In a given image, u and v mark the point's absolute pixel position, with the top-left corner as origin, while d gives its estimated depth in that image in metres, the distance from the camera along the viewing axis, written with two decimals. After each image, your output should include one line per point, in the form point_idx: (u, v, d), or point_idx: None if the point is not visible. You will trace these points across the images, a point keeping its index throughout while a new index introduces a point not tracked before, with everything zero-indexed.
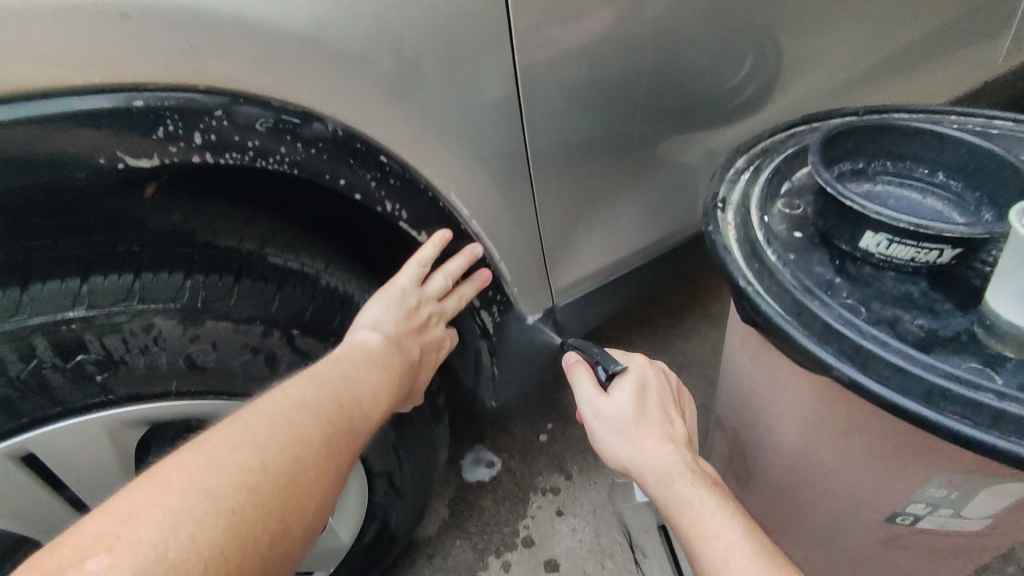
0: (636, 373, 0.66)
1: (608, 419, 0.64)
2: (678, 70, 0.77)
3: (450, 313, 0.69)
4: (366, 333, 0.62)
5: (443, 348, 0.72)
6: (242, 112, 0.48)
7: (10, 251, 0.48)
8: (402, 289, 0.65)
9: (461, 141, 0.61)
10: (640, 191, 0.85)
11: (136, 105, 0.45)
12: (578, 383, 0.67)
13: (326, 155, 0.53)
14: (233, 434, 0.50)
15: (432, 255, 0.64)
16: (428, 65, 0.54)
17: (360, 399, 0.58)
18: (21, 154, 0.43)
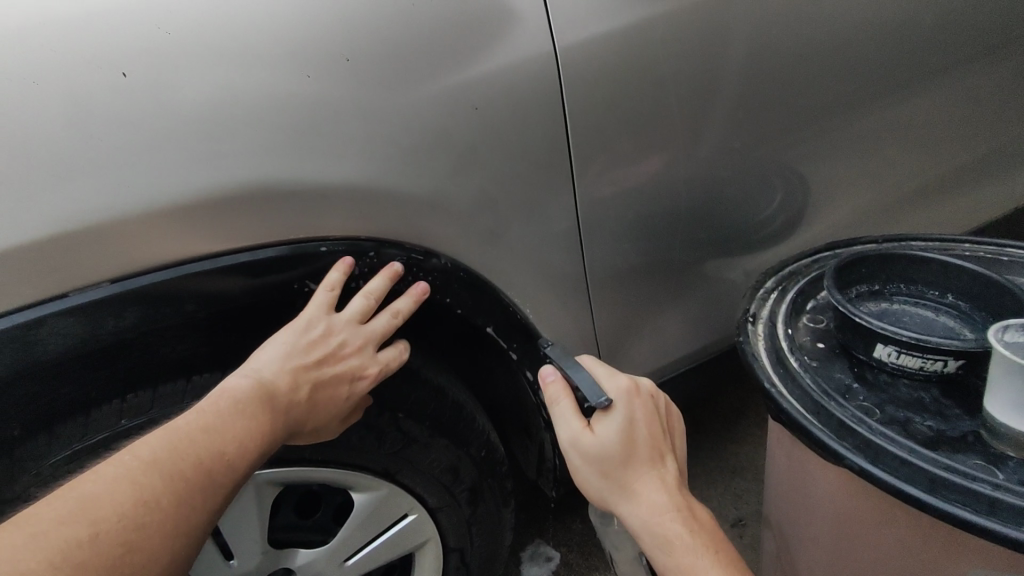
0: (622, 409, 0.69)
1: (593, 457, 0.69)
2: (713, 208, 0.93)
3: (362, 341, 0.65)
4: (242, 377, 0.60)
5: (355, 383, 0.66)
6: (386, 253, 0.66)
7: (219, 344, 0.64)
8: (309, 318, 0.64)
9: (535, 266, 0.78)
10: (684, 305, 0.99)
11: (323, 250, 0.63)
12: (563, 415, 0.71)
13: (439, 281, 0.70)
14: (72, 503, 0.49)
15: (339, 280, 0.63)
16: (514, 212, 0.73)
17: (226, 449, 0.56)
18: (246, 284, 0.61)
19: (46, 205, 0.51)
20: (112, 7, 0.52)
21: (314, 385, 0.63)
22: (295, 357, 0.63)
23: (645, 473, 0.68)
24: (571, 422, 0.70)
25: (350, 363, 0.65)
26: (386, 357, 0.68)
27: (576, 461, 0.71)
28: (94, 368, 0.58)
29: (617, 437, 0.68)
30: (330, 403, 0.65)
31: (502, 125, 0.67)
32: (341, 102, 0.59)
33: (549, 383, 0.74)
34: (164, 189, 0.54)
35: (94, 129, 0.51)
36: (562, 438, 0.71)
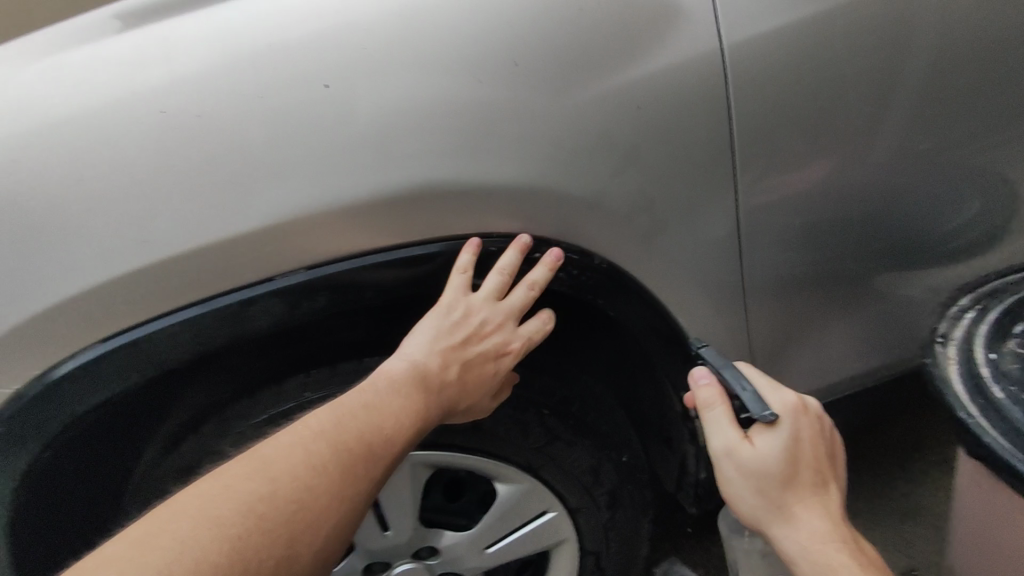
0: (787, 425, 0.66)
1: (751, 471, 0.66)
2: (893, 214, 0.84)
3: (502, 318, 0.67)
4: (398, 358, 0.66)
5: (501, 358, 0.69)
6: (543, 251, 0.68)
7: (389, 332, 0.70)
8: (450, 302, 0.66)
9: (690, 271, 0.76)
10: (852, 320, 0.90)
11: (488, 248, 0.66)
12: (716, 423, 0.68)
13: (591, 280, 0.71)
14: (248, 464, 0.57)
15: (510, 262, 0.65)
16: (672, 216, 0.71)
17: (382, 424, 0.61)
18: (418, 276, 0.65)
19: (265, 202, 0.58)
20: (325, 31, 0.59)
21: (463, 364, 0.68)
22: (443, 337, 0.67)
23: (805, 495, 0.66)
24: (727, 433, 0.66)
25: (494, 340, 0.68)
26: (528, 330, 0.70)
27: (729, 472, 0.68)
28: (289, 343, 0.66)
29: (780, 454, 0.65)
30: (481, 379, 0.69)
31: (664, 127, 0.67)
32: (512, 105, 0.61)
33: (700, 388, 0.70)
34: (355, 187, 0.59)
35: (303, 134, 0.58)
36: (714, 446, 0.68)
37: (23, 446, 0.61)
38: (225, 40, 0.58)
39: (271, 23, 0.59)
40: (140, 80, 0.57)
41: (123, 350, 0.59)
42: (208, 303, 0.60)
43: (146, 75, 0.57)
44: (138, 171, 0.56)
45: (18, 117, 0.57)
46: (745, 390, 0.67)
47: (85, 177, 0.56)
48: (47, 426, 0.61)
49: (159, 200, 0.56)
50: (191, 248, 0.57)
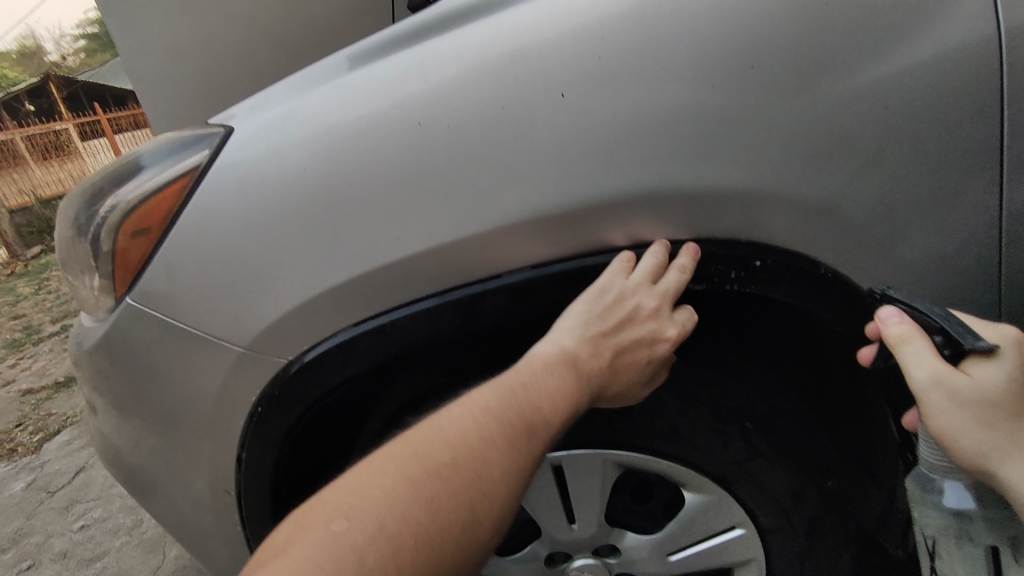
0: (1008, 356, 0.54)
1: (971, 402, 0.53)
2: None
3: (658, 303, 0.63)
4: (549, 342, 0.65)
5: (654, 345, 0.66)
6: (765, 258, 0.65)
7: None
8: (603, 284, 0.64)
9: (935, 289, 0.66)
10: None
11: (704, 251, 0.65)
12: (917, 356, 0.56)
13: (815, 291, 0.66)
14: (427, 434, 0.57)
15: (661, 254, 0.64)
16: (916, 225, 0.64)
17: (541, 405, 0.60)
18: None
19: (501, 204, 0.63)
20: (562, 42, 0.62)
21: (613, 351, 0.66)
22: (593, 322, 0.65)
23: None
24: (935, 364, 0.55)
25: (646, 327, 0.65)
26: (682, 318, 0.66)
27: (944, 408, 0.54)
28: (508, 335, 0.72)
29: (1004, 386, 0.53)
30: (629, 365, 0.67)
31: (914, 127, 0.60)
32: (744, 108, 0.60)
33: (889, 325, 0.58)
34: (582, 191, 0.62)
35: (540, 142, 0.62)
36: (917, 380, 0.55)
37: (287, 409, 0.72)
38: (473, 56, 0.64)
39: (512, 38, 0.64)
40: (402, 98, 0.65)
41: (372, 332, 0.69)
42: (444, 296, 0.67)
43: (408, 90, 0.65)
44: (400, 176, 0.64)
45: (306, 132, 0.67)
46: (945, 320, 0.56)
47: (356, 182, 0.65)
48: (306, 393, 0.72)
49: (414, 203, 0.64)
50: (439, 244, 0.64)
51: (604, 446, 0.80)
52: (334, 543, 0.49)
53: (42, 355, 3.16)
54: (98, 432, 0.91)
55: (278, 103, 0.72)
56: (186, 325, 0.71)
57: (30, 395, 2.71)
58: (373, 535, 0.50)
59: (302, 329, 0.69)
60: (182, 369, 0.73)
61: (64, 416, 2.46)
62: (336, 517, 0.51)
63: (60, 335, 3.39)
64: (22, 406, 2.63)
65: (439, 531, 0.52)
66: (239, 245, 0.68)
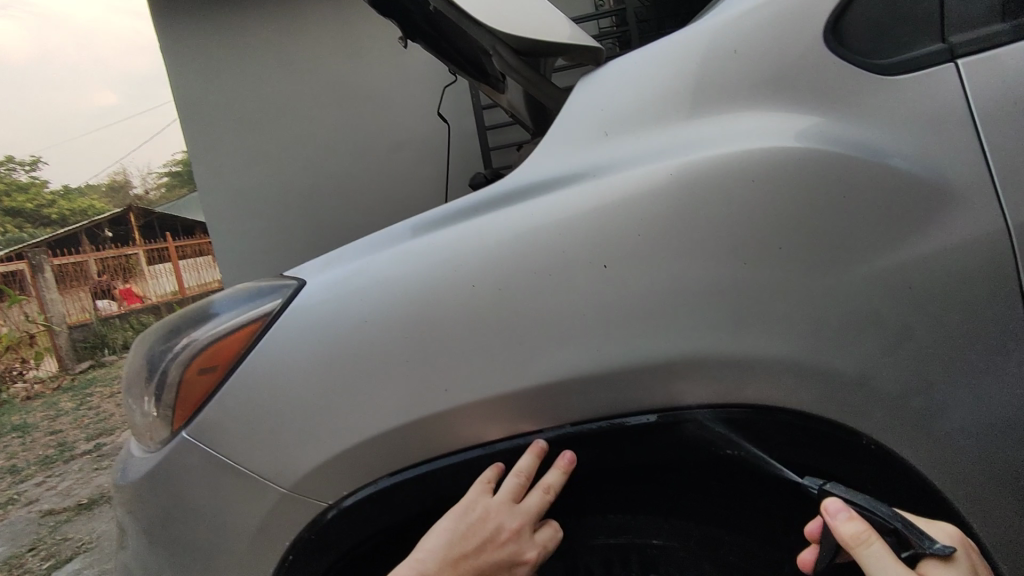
0: (960, 559, 0.51)
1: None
2: None
3: (519, 523, 0.67)
4: (411, 563, 0.66)
5: (514, 568, 0.68)
6: (814, 427, 0.67)
7: (638, 494, 0.75)
8: (467, 504, 0.68)
9: (984, 467, 0.66)
10: None
11: (744, 417, 0.67)
12: (881, 562, 0.50)
13: (860, 462, 0.68)
14: None
15: (527, 467, 0.68)
16: (955, 400, 0.65)
17: None
18: (677, 440, 0.69)
19: (544, 364, 0.67)
20: (605, 222, 0.69)
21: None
22: (456, 544, 0.66)
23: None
24: (904, 572, 0.49)
25: (507, 550, 0.67)
26: (542, 537, 0.69)
27: None
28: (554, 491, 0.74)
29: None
30: None
31: (941, 308, 0.64)
32: (771, 286, 0.65)
33: (841, 522, 0.53)
34: (621, 354, 0.66)
35: (583, 308, 0.67)
36: None
37: (324, 554, 0.74)
38: (524, 231, 0.71)
39: (559, 216, 0.70)
40: (457, 265, 0.71)
41: (413, 480, 0.71)
42: (488, 446, 0.71)
43: (463, 258, 0.71)
44: (451, 335, 0.69)
45: (366, 291, 0.73)
46: (898, 522, 0.54)
47: (411, 338, 0.70)
48: (344, 539, 0.73)
49: (462, 360, 0.68)
50: (483, 399, 0.68)
51: None
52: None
53: (69, 474, 3.16)
54: (123, 566, 0.90)
55: (346, 262, 0.80)
56: (231, 465, 0.73)
57: (49, 518, 2.67)
58: None
59: (342, 475, 0.71)
60: (223, 510, 0.74)
61: (79, 542, 2.41)
62: None
63: (91, 454, 3.42)
64: (39, 529, 2.59)
65: None
66: (295, 388, 0.72)
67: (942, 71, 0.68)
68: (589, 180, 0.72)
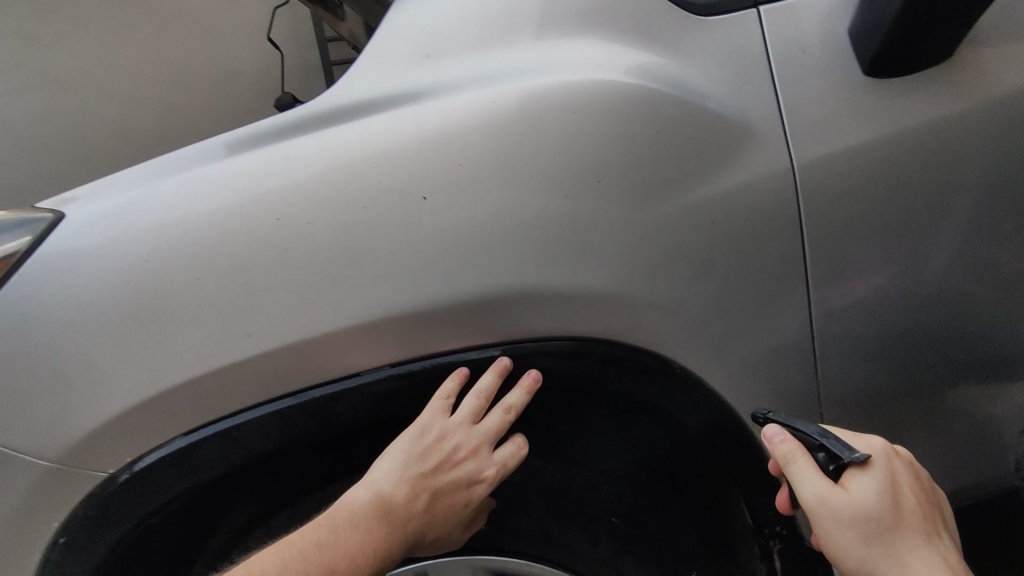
0: (880, 467, 0.62)
1: (850, 517, 0.61)
2: (968, 329, 0.84)
3: (476, 443, 0.68)
4: (363, 487, 0.67)
5: (472, 486, 0.70)
6: (625, 353, 0.70)
7: None
8: (424, 424, 0.68)
9: (766, 381, 0.75)
10: (933, 436, 0.88)
11: (562, 347, 0.68)
12: (802, 473, 0.64)
13: (666, 386, 0.72)
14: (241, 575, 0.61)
15: (489, 385, 0.67)
16: (747, 325, 0.72)
17: (335, 565, 0.63)
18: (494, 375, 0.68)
19: (359, 302, 0.62)
20: (423, 150, 0.65)
21: (432, 493, 0.69)
22: (411, 464, 0.68)
23: (917, 541, 0.61)
24: (821, 482, 0.63)
25: (465, 468, 0.69)
26: (503, 455, 0.70)
27: (831, 526, 0.62)
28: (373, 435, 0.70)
29: (879, 496, 0.61)
30: (446, 508, 0.70)
31: (738, 240, 0.69)
32: (592, 218, 0.65)
33: (776, 443, 0.67)
34: (442, 290, 0.63)
35: (400, 241, 0.63)
36: (806, 499, 0.63)
37: (103, 534, 0.63)
38: (336, 158, 0.64)
39: (375, 142, 0.65)
40: (258, 195, 0.63)
41: (214, 439, 0.63)
42: (299, 396, 0.64)
43: (265, 187, 0.63)
44: (252, 273, 0.61)
45: (148, 226, 0.63)
46: (823, 437, 0.65)
47: (205, 278, 0.61)
48: (130, 512, 0.63)
49: (265, 300, 0.61)
50: (294, 344, 0.62)
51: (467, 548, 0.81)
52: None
53: None
54: None
55: (123, 191, 0.67)
56: None
57: None
58: None
59: (128, 439, 0.62)
60: None
61: None
62: None
63: None
64: None
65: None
66: (57, 343, 0.60)
67: (746, 15, 0.71)
68: (407, 104, 0.67)
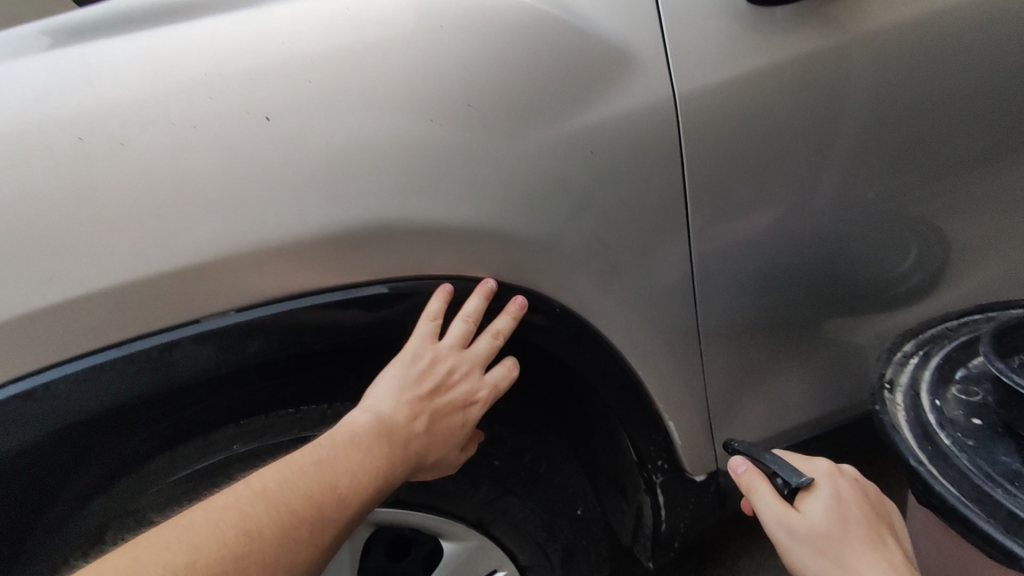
0: (827, 488, 0.67)
1: (804, 535, 0.64)
2: (837, 265, 0.87)
3: (467, 365, 0.68)
4: (362, 411, 0.66)
5: (469, 408, 0.70)
6: (501, 296, 0.68)
7: (325, 384, 0.68)
8: (414, 350, 0.67)
9: (645, 317, 0.76)
10: (803, 366, 0.92)
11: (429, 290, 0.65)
12: (762, 499, 0.68)
13: (545, 327, 0.71)
14: (208, 511, 0.55)
15: (475, 309, 0.66)
16: (626, 260, 0.71)
17: (337, 483, 0.60)
18: (359, 324, 0.63)
19: (196, 235, 0.56)
20: (265, 66, 0.58)
21: (430, 415, 0.69)
22: (409, 387, 0.67)
23: (869, 552, 0.63)
24: (776, 503, 0.67)
25: (459, 390, 0.69)
26: (494, 378, 0.71)
27: (790, 548, 0.65)
28: (224, 391, 0.63)
29: (828, 514, 0.65)
30: (446, 430, 0.70)
31: (617, 171, 0.67)
32: (463, 149, 0.62)
33: (738, 472, 0.71)
34: (296, 222, 0.58)
35: (242, 173, 0.56)
36: (767, 521, 0.67)
37: None
38: (162, 70, 0.57)
39: (206, 55, 0.58)
40: (66, 111, 0.55)
41: (22, 397, 0.54)
42: (127, 346, 0.56)
43: (75, 102, 0.55)
44: (60, 200, 0.53)
45: None
46: (777, 464, 0.70)
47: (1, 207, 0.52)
48: None
49: (73, 237, 0.53)
50: (117, 283, 0.54)
51: None
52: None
53: None
54: None
55: None
56: None
57: None
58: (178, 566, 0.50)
59: None
60: None
61: None
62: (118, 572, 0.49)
63: None
64: None
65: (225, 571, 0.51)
66: None
67: None
68: (245, 13, 0.61)
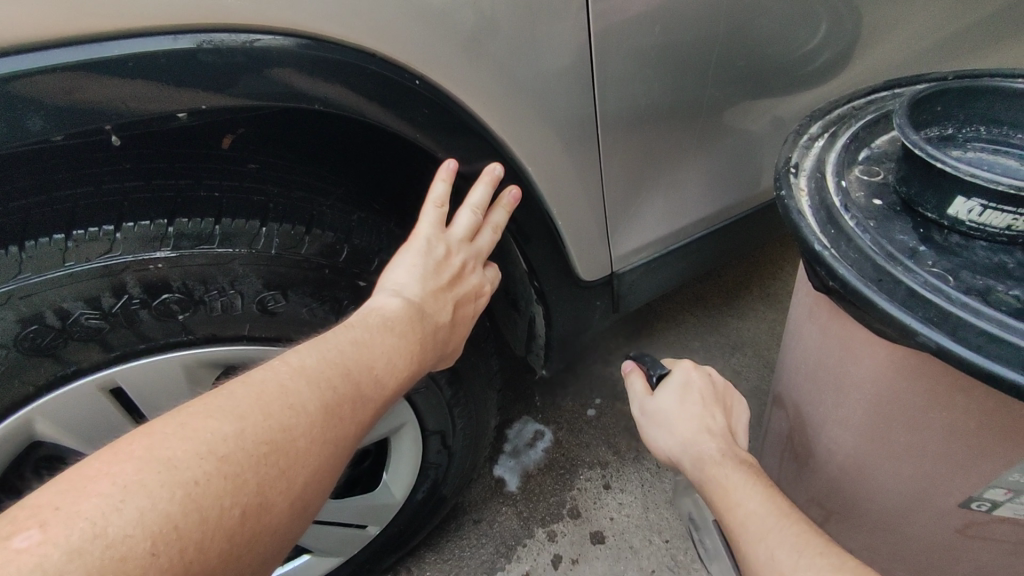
0: (680, 373, 0.72)
1: (653, 416, 0.70)
2: (749, 38, 0.75)
3: (478, 256, 0.65)
4: (388, 299, 0.59)
5: (479, 299, 0.67)
6: (336, 58, 0.50)
7: (101, 192, 0.51)
8: (428, 238, 0.62)
9: (531, 97, 0.62)
10: (705, 157, 0.84)
11: (217, 43, 0.46)
12: (632, 386, 0.74)
13: (398, 104, 0.55)
14: (217, 402, 0.46)
15: (483, 197, 0.63)
16: (503, 16, 0.55)
17: (374, 364, 0.53)
18: (116, 103, 0.44)
19: None
20: None
21: (454, 304, 0.64)
22: (430, 276, 0.61)
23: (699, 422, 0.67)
24: (639, 388, 0.73)
25: (475, 278, 0.66)
26: (491, 275, 0.69)
27: (645, 427, 0.72)
28: None
29: (672, 398, 0.69)
30: (463, 321, 0.66)
31: None
32: None
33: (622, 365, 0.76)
34: None
35: None
36: (633, 407, 0.73)
37: None
38: None
39: None
40: None
41: None
42: None
43: None
44: None
45: None
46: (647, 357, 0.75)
47: None
48: None
49: None
50: None
51: (174, 347, 0.58)
52: (145, 474, 0.40)
53: None
54: None
55: None
56: None
57: None
58: (190, 464, 0.42)
59: None
60: None
61: None
62: (24, 529, 0.36)
63: None
64: None
65: (251, 473, 0.44)
66: None
67: None
68: None
